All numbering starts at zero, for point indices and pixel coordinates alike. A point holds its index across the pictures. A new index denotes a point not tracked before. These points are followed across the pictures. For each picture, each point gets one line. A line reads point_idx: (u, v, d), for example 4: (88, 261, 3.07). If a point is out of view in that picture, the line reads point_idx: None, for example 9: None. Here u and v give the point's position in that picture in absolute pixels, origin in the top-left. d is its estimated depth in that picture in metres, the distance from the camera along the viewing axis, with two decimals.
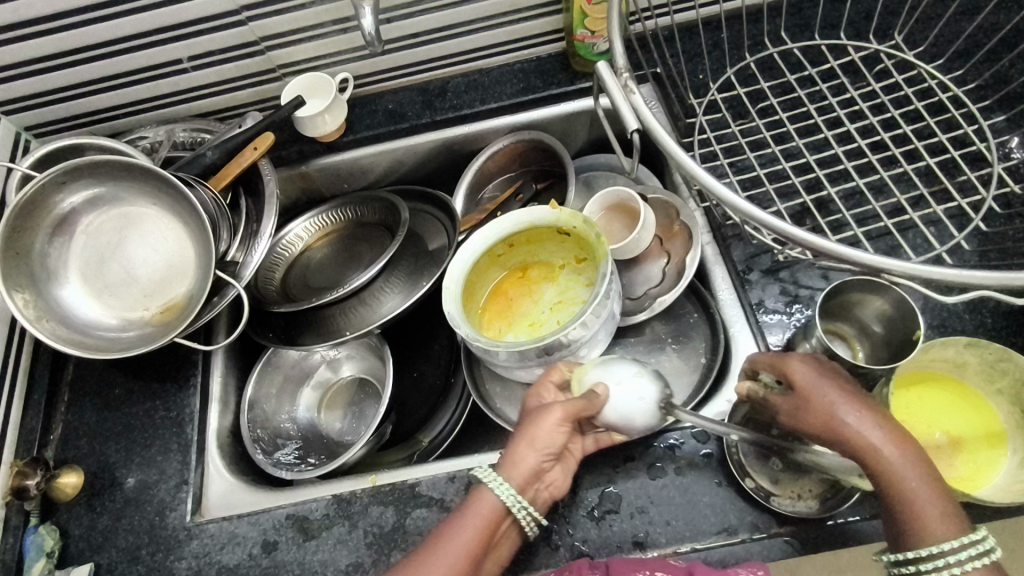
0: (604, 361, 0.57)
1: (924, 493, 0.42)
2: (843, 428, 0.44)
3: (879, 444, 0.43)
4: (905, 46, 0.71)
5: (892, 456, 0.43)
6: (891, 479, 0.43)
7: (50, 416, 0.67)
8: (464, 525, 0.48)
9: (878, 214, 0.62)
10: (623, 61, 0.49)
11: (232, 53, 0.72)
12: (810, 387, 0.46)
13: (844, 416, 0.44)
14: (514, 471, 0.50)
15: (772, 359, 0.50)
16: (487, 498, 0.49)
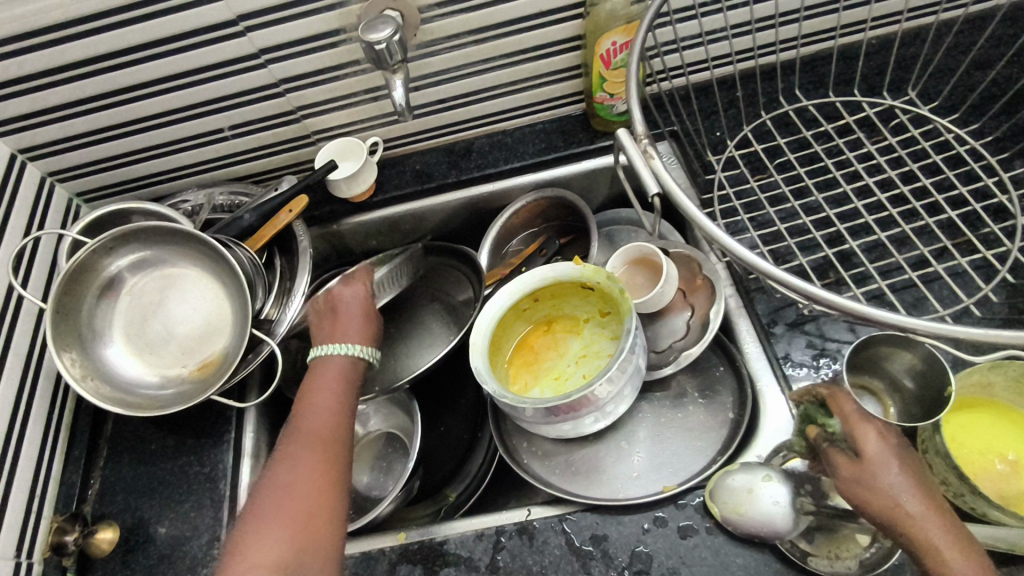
0: (744, 466, 0.56)
1: None
2: (896, 506, 0.44)
3: (931, 535, 0.42)
4: (920, 100, 0.72)
5: (943, 547, 0.42)
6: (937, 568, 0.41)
7: (88, 471, 0.69)
8: (324, 381, 0.62)
9: (902, 267, 0.62)
10: (641, 127, 0.51)
11: (270, 122, 0.76)
12: (880, 465, 0.45)
13: (899, 495, 0.44)
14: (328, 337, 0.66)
15: (845, 407, 0.49)
16: (331, 362, 0.63)
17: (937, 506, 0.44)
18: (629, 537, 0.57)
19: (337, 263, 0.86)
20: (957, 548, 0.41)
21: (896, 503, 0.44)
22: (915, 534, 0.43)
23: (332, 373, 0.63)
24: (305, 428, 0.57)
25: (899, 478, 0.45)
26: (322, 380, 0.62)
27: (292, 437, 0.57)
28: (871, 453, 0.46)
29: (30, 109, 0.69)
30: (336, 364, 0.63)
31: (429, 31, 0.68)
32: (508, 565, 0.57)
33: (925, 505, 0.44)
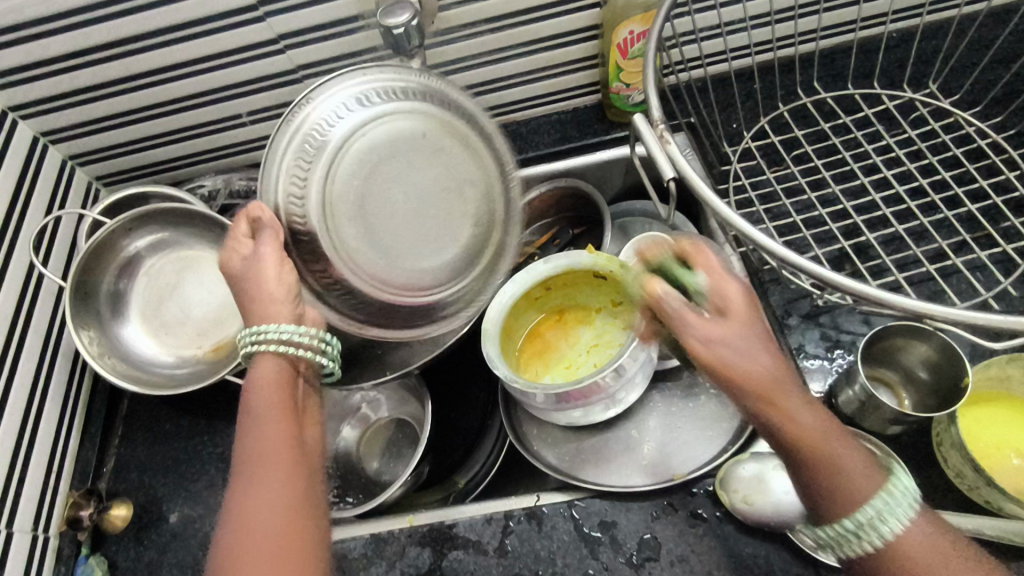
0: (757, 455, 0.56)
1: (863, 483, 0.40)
2: (755, 382, 0.39)
3: (805, 422, 0.39)
4: (941, 94, 0.71)
5: (827, 444, 0.39)
6: (821, 459, 0.39)
7: (104, 449, 0.70)
8: (263, 394, 0.45)
9: (920, 260, 0.62)
10: (659, 113, 0.51)
11: (288, 108, 0.77)
12: (732, 340, 0.40)
13: (783, 379, 0.40)
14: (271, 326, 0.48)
15: (712, 269, 0.43)
16: (268, 365, 0.47)
17: (789, 376, 0.40)
18: (638, 525, 0.57)
19: None
20: (826, 427, 0.40)
21: (757, 396, 0.39)
22: (789, 425, 0.39)
23: (274, 378, 0.46)
24: (258, 452, 0.42)
25: (745, 348, 0.40)
26: (259, 394, 0.45)
27: (245, 466, 0.42)
28: (734, 346, 0.40)
29: (53, 91, 0.70)
30: (273, 363, 0.47)
31: (447, 19, 0.69)
32: (516, 549, 0.57)
33: (787, 382, 0.40)
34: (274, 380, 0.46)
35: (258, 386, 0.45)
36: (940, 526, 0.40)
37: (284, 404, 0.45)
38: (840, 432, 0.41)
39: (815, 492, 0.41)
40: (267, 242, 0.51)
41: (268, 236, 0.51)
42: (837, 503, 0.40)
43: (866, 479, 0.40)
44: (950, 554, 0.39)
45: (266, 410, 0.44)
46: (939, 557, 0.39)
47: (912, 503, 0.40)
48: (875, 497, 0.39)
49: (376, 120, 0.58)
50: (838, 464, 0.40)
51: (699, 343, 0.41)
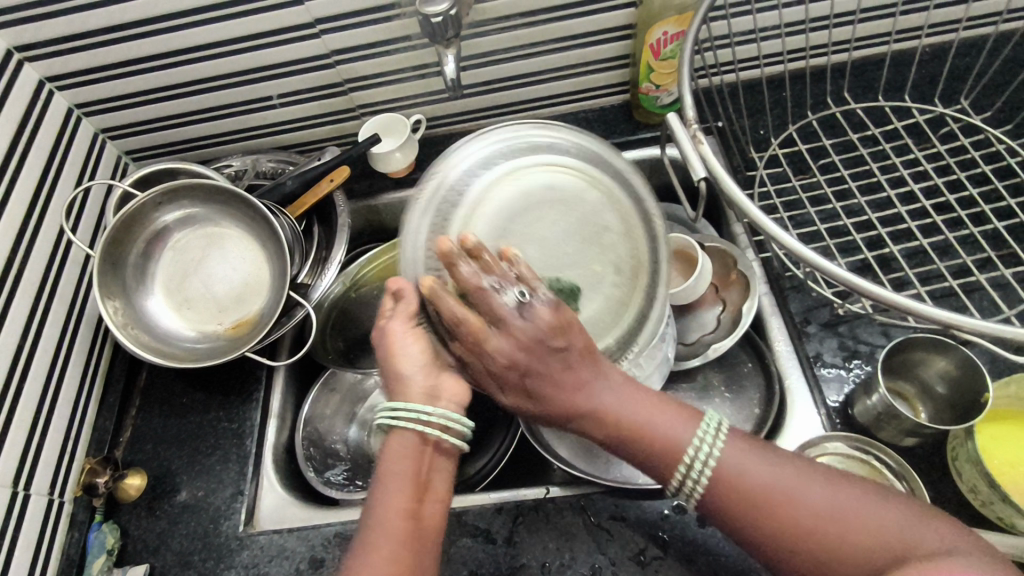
0: None
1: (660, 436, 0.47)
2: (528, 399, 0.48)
3: (576, 424, 0.48)
4: (972, 110, 0.71)
5: (592, 418, 0.47)
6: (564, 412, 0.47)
7: (121, 419, 0.71)
8: (410, 467, 0.47)
9: (943, 275, 0.62)
10: (692, 113, 0.51)
11: (319, 92, 0.78)
12: (535, 355, 0.46)
13: (585, 395, 0.47)
14: (402, 392, 0.49)
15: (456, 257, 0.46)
16: (404, 439, 0.48)
17: (599, 368, 0.48)
18: (648, 522, 0.57)
19: (372, 237, 0.87)
20: (652, 410, 0.48)
21: (581, 403, 0.47)
22: (589, 403, 0.47)
23: (408, 452, 0.48)
24: (394, 519, 0.46)
25: (595, 382, 0.47)
26: (412, 468, 0.47)
27: (381, 523, 0.46)
28: (499, 339, 0.46)
29: (90, 64, 0.71)
30: (404, 439, 0.48)
31: (482, 11, 0.69)
32: (524, 540, 0.58)
33: (547, 372, 0.46)
34: (410, 456, 0.48)
35: (394, 465, 0.48)
36: (744, 443, 0.47)
37: (432, 482, 0.48)
38: (637, 394, 0.48)
39: (660, 471, 0.47)
40: (401, 314, 0.50)
41: (401, 307, 0.50)
42: (667, 467, 0.47)
43: (675, 444, 0.47)
44: (805, 479, 0.45)
45: (395, 484, 0.47)
46: (808, 489, 0.44)
47: (718, 431, 0.47)
48: (690, 440, 0.47)
49: (512, 176, 0.55)
50: (645, 427, 0.47)
51: (508, 336, 0.46)
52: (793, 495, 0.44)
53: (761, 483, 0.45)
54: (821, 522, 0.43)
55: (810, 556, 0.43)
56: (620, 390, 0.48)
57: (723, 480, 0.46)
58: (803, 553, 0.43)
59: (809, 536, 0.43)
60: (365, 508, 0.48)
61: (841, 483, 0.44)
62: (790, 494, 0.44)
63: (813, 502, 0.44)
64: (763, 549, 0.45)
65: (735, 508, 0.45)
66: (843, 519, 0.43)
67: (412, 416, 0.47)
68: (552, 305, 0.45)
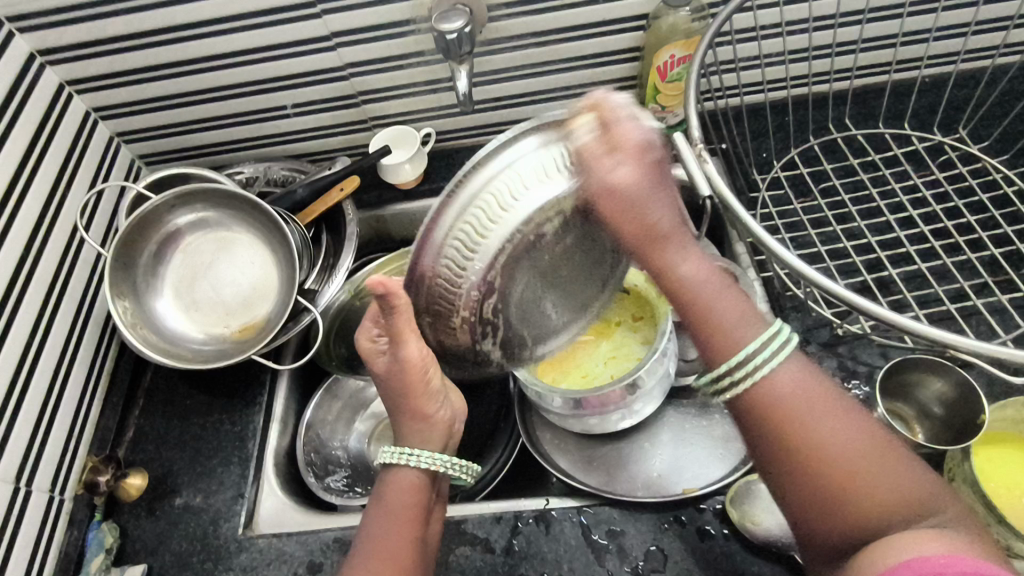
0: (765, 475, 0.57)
1: (720, 297, 0.41)
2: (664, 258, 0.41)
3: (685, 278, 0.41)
4: (970, 140, 0.73)
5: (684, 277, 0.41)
6: (695, 312, 0.41)
7: (124, 418, 0.72)
8: (405, 497, 0.49)
9: (941, 298, 0.63)
10: (699, 133, 0.52)
11: (333, 103, 0.79)
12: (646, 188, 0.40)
13: (673, 257, 0.41)
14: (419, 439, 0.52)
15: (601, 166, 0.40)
16: (405, 474, 0.50)
17: (684, 230, 0.42)
18: (646, 535, 0.57)
19: (378, 247, 0.88)
20: (735, 311, 0.40)
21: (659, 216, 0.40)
22: (664, 262, 0.41)
23: (410, 484, 0.50)
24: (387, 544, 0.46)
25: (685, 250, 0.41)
26: (410, 499, 0.49)
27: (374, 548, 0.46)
28: (615, 160, 0.40)
29: (110, 69, 0.72)
30: (407, 474, 0.50)
31: (495, 29, 0.71)
32: (523, 551, 0.58)
33: (647, 199, 0.40)
34: (411, 487, 0.50)
35: (389, 501, 0.49)
36: (807, 372, 0.40)
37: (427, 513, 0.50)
38: (728, 290, 0.41)
39: (705, 345, 0.40)
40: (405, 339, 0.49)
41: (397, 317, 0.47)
42: (715, 350, 0.40)
43: (730, 341, 0.40)
44: (851, 423, 0.39)
45: (388, 510, 0.48)
46: (845, 434, 0.38)
47: (781, 348, 0.39)
48: (750, 342, 0.39)
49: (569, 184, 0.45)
50: (714, 302, 0.40)
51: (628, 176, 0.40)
52: (826, 424, 0.38)
53: (804, 407, 0.39)
54: (860, 460, 0.38)
55: (822, 482, 0.38)
56: (697, 261, 0.41)
57: (766, 395, 0.39)
58: (833, 479, 0.38)
59: (833, 470, 0.38)
60: (363, 529, 0.49)
61: (885, 444, 0.39)
62: (828, 430, 0.38)
63: (856, 439, 0.38)
64: (791, 466, 0.39)
65: (771, 429, 0.39)
66: (871, 473, 0.38)
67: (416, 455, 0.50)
68: (653, 140, 0.41)
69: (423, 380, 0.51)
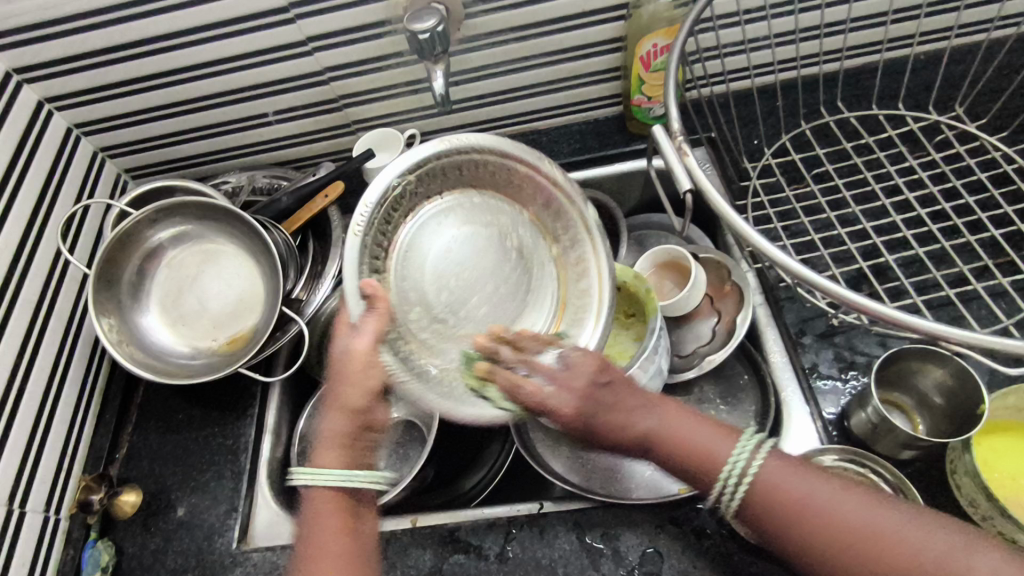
0: None
1: (685, 429, 0.46)
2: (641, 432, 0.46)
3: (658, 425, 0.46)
4: (967, 118, 0.71)
5: (662, 427, 0.46)
6: (676, 441, 0.46)
7: (118, 436, 0.71)
8: (326, 515, 0.46)
9: (940, 284, 0.61)
10: (678, 125, 0.51)
11: (314, 108, 0.78)
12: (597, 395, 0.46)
13: (641, 421, 0.46)
14: (329, 458, 0.47)
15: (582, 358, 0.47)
16: (324, 492, 0.46)
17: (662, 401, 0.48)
18: (642, 537, 0.56)
19: None
20: (683, 423, 0.46)
21: (611, 422, 0.46)
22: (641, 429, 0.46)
23: (332, 499, 0.46)
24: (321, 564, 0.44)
25: (639, 412, 0.46)
26: (337, 509, 0.46)
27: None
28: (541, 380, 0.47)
29: (88, 85, 0.72)
30: (325, 496, 0.46)
31: (472, 27, 0.69)
32: (518, 557, 0.57)
33: (614, 398, 0.47)
34: (334, 502, 0.46)
35: (318, 528, 0.45)
36: (789, 463, 0.44)
37: (335, 529, 0.45)
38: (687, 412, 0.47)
39: (691, 474, 0.45)
40: (367, 330, 0.50)
41: (366, 320, 0.51)
42: (704, 473, 0.45)
43: (712, 452, 0.45)
44: (845, 496, 0.42)
45: (326, 534, 0.45)
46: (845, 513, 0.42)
47: (758, 449, 0.44)
48: (732, 452, 0.44)
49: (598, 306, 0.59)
50: (686, 438, 0.45)
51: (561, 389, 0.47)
52: (833, 504, 0.42)
53: (801, 497, 0.43)
54: (875, 545, 0.40)
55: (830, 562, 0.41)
56: (669, 415, 0.47)
57: (764, 488, 0.43)
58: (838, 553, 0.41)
59: (839, 547, 0.41)
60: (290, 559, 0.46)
61: (881, 505, 0.42)
62: (828, 510, 0.42)
63: (857, 518, 0.41)
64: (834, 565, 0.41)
65: (772, 519, 0.43)
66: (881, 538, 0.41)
67: (329, 474, 0.45)
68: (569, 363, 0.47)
69: (363, 372, 0.49)
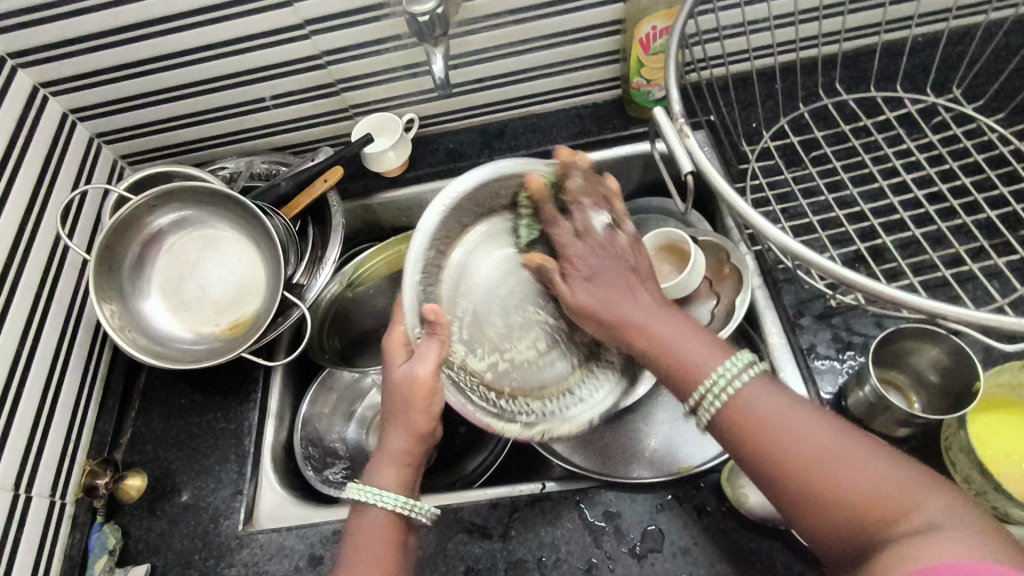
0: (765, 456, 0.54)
1: (683, 343, 0.46)
2: (650, 333, 0.47)
3: (669, 335, 0.47)
4: (964, 100, 0.71)
5: (669, 341, 0.46)
6: (663, 349, 0.47)
7: (121, 421, 0.72)
8: (366, 539, 0.47)
9: (936, 264, 0.62)
10: (679, 107, 0.51)
11: (312, 93, 0.78)
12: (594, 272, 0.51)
13: (632, 316, 0.48)
14: (385, 478, 0.49)
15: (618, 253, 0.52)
16: (372, 513, 0.48)
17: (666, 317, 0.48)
18: (643, 515, 0.57)
19: (368, 236, 0.87)
20: (692, 341, 0.46)
21: (620, 315, 0.49)
22: (642, 330, 0.48)
23: (385, 523, 0.48)
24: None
25: (636, 306, 0.48)
26: (372, 533, 0.47)
27: None
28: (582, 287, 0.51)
29: (83, 69, 0.71)
30: (375, 516, 0.48)
31: (471, 9, 0.69)
32: (521, 535, 0.58)
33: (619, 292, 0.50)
34: (384, 527, 0.48)
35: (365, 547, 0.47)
36: (769, 385, 0.43)
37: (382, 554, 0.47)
38: (677, 320, 0.48)
39: (674, 373, 0.46)
40: (426, 358, 0.50)
41: (428, 346, 0.51)
42: (688, 382, 0.45)
43: (696, 368, 0.45)
44: (811, 421, 0.41)
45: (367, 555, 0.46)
46: (805, 433, 0.40)
47: (749, 367, 0.43)
48: (716, 367, 0.44)
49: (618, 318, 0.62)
50: (675, 349, 0.46)
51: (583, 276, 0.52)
52: (793, 436, 0.40)
53: (766, 412, 0.42)
54: (826, 470, 0.39)
55: (795, 499, 0.40)
56: (681, 329, 0.47)
57: (734, 408, 0.42)
58: (803, 491, 0.39)
59: (801, 482, 0.39)
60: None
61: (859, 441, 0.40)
62: (793, 436, 0.40)
63: (819, 446, 0.40)
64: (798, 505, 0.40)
65: (740, 439, 0.42)
66: (837, 478, 0.38)
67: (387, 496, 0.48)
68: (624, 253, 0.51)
69: (425, 402, 0.50)
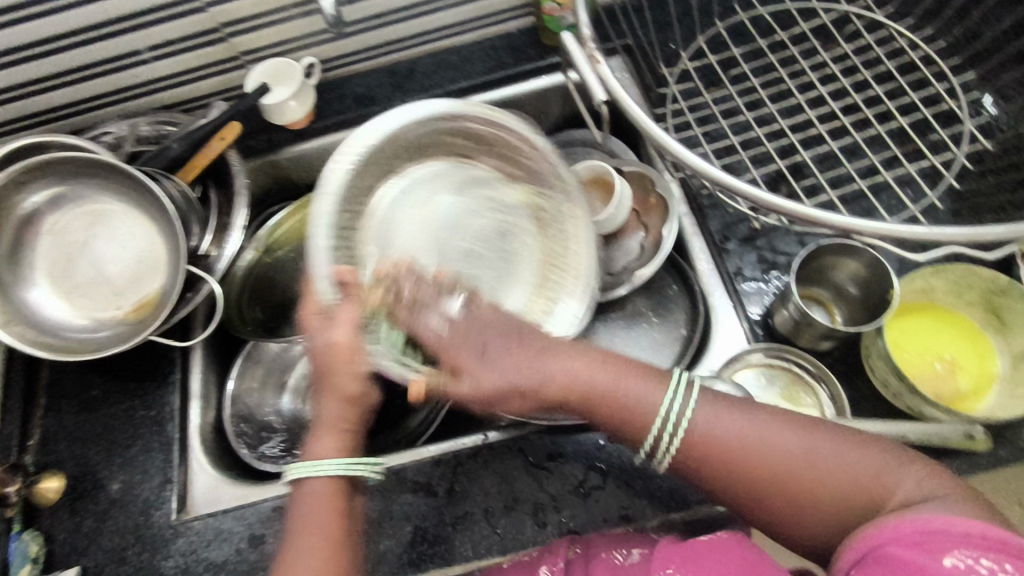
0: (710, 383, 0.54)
1: (624, 384, 0.46)
2: (575, 387, 0.46)
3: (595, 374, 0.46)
4: (875, 6, 0.70)
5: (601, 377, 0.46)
6: (602, 400, 0.46)
7: (27, 421, 0.66)
8: (308, 517, 0.42)
9: (853, 177, 0.63)
10: (589, 31, 0.47)
11: (193, 41, 0.70)
12: (485, 344, 0.46)
13: (567, 365, 0.46)
14: (324, 444, 0.45)
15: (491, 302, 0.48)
16: (315, 483, 0.43)
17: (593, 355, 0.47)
18: (585, 453, 0.58)
19: (280, 194, 0.81)
20: (629, 375, 0.47)
21: (546, 372, 0.46)
22: (561, 368, 0.46)
23: (328, 492, 0.43)
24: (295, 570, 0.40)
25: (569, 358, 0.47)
26: (313, 509, 0.42)
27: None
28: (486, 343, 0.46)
29: None
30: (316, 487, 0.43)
31: None
32: (466, 488, 0.57)
33: (547, 356, 0.47)
34: (326, 494, 0.43)
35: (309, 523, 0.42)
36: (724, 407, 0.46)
37: (325, 529, 0.42)
38: (607, 359, 0.47)
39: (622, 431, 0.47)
40: (344, 323, 0.45)
41: (345, 310, 0.46)
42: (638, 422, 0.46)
43: (648, 410, 0.46)
44: (768, 424, 0.45)
45: (313, 533, 0.42)
46: (767, 440, 0.44)
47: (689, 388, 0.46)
48: (665, 398, 0.46)
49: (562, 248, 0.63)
50: (616, 393, 0.46)
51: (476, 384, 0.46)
52: (749, 441, 0.44)
53: (727, 434, 0.45)
54: (803, 473, 0.43)
55: (766, 500, 0.44)
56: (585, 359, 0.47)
57: (693, 436, 0.45)
58: (780, 496, 0.44)
59: (773, 489, 0.44)
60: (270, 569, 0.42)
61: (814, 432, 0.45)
62: (760, 449, 0.44)
63: (785, 450, 0.44)
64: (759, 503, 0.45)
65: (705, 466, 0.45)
66: (812, 474, 0.43)
67: (329, 463, 0.43)
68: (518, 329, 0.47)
69: (349, 370, 0.45)
